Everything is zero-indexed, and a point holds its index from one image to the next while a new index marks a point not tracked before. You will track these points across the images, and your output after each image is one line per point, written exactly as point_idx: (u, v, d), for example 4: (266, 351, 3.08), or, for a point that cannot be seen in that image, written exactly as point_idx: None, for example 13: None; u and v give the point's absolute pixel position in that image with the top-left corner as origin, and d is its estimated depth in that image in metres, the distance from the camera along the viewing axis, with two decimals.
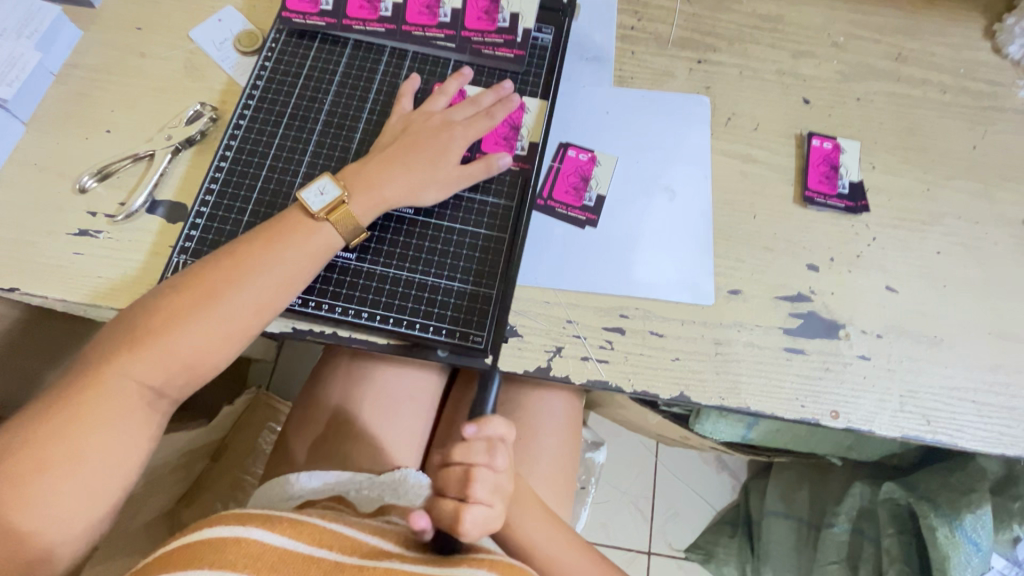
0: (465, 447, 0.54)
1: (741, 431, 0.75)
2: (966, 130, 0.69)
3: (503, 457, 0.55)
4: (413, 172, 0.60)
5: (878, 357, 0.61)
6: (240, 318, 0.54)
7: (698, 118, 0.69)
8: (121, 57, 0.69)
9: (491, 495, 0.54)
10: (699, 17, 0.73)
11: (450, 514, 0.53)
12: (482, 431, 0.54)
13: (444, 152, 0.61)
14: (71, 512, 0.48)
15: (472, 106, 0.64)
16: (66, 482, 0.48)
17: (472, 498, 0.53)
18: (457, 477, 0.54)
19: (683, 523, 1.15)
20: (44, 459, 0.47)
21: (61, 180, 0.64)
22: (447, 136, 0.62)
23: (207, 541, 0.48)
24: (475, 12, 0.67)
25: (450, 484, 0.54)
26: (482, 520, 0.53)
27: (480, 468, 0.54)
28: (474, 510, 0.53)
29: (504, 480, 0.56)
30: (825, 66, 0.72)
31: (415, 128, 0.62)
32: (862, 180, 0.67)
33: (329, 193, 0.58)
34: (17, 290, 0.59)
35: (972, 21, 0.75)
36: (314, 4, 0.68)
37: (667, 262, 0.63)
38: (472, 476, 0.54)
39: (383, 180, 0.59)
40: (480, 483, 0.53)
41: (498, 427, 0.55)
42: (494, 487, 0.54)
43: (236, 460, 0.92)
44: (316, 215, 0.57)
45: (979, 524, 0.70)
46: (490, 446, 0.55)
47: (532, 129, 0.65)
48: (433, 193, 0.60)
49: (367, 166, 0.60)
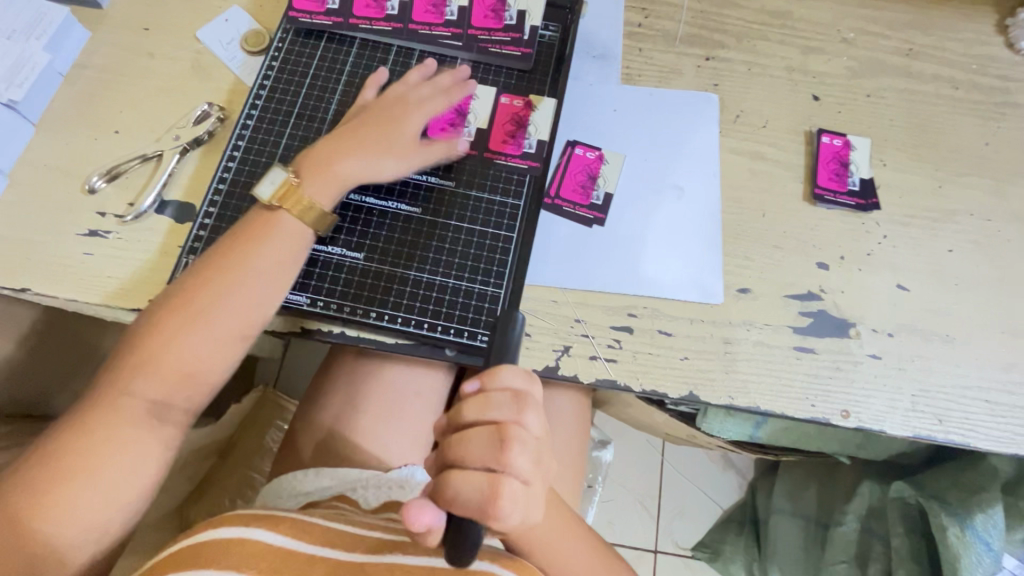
0: (483, 404, 0.44)
1: (750, 430, 0.74)
2: (978, 126, 0.69)
3: (537, 415, 0.45)
4: (366, 149, 0.60)
5: (888, 356, 0.60)
6: (231, 320, 0.54)
7: (707, 115, 0.68)
8: (129, 57, 0.70)
9: (530, 465, 0.44)
10: (707, 14, 0.73)
11: (479, 490, 0.42)
12: (492, 385, 0.44)
13: (399, 131, 0.61)
14: (91, 517, 0.48)
15: (428, 86, 0.64)
16: (85, 489, 0.48)
17: (508, 468, 0.43)
18: (484, 443, 0.43)
19: (690, 521, 1.15)
20: (65, 466, 0.48)
21: (71, 180, 0.64)
22: (402, 114, 0.62)
23: (212, 541, 0.49)
24: (482, 10, 0.67)
25: (473, 452, 0.43)
26: (520, 496, 0.43)
27: (514, 428, 0.43)
28: (511, 483, 0.43)
29: (541, 446, 0.45)
30: (834, 62, 0.71)
31: (371, 111, 0.62)
32: (872, 177, 0.66)
33: (281, 181, 0.58)
34: (29, 290, 0.59)
35: (984, 16, 0.74)
36: (321, 3, 0.68)
37: (675, 261, 0.63)
38: (507, 439, 0.43)
39: (335, 159, 0.59)
40: (517, 447, 0.43)
41: (521, 378, 0.45)
42: (534, 456, 0.44)
43: (244, 458, 0.91)
44: (268, 202, 0.57)
45: (990, 524, 0.69)
46: (516, 399, 0.44)
47: (541, 126, 0.65)
48: (387, 170, 0.60)
49: (321, 148, 0.60)
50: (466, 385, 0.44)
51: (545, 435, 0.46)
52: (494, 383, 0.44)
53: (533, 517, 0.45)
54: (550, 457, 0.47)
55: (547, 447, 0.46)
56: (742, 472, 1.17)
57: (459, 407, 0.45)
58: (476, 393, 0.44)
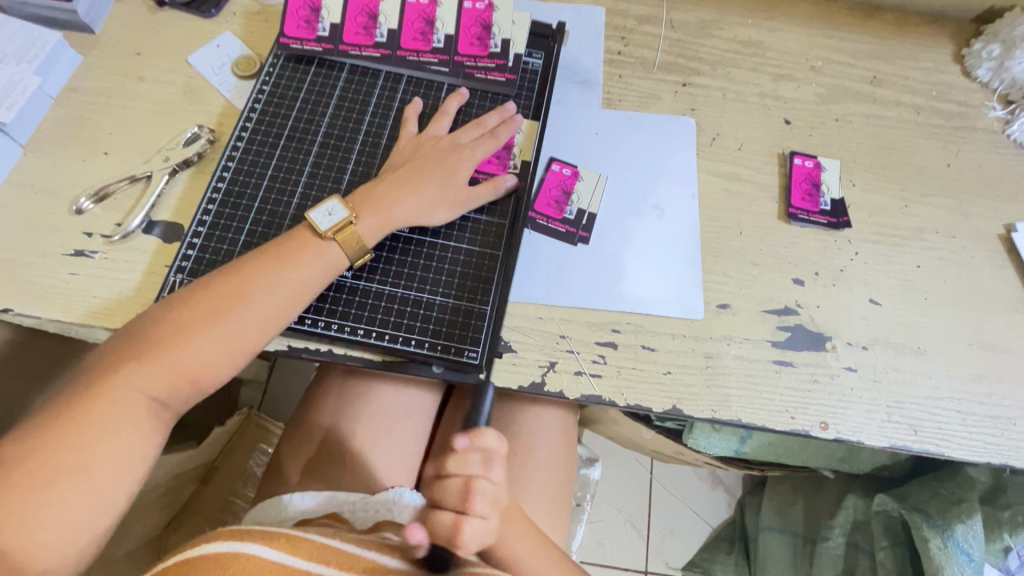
0: (461, 460, 0.54)
1: (735, 446, 0.76)
2: (941, 148, 0.72)
3: (501, 470, 0.55)
4: (421, 193, 0.61)
5: (864, 368, 0.62)
6: (250, 334, 0.55)
7: (685, 138, 0.71)
8: (120, 81, 0.71)
9: (489, 507, 0.54)
10: (683, 43, 0.76)
11: (447, 527, 0.52)
12: (476, 443, 0.55)
13: (452, 174, 0.63)
14: (71, 522, 0.48)
15: (478, 129, 0.65)
16: (71, 493, 0.48)
17: (471, 510, 0.53)
18: (456, 490, 0.54)
19: (679, 541, 1.15)
20: (53, 465, 0.48)
21: (59, 201, 0.64)
22: (455, 161, 0.63)
23: (205, 558, 0.47)
24: (468, 38, 0.69)
25: (449, 496, 0.54)
26: (477, 533, 0.53)
27: (480, 481, 0.54)
28: (473, 521, 0.53)
29: (500, 493, 0.55)
30: (804, 89, 0.74)
31: (425, 153, 0.63)
32: (843, 198, 0.69)
33: (338, 213, 0.59)
34: (11, 310, 0.59)
35: (942, 46, 0.78)
36: (311, 29, 0.69)
37: (656, 277, 0.64)
38: (473, 487, 0.53)
39: (392, 202, 0.60)
40: (480, 495, 0.53)
41: (495, 441, 0.55)
42: (493, 501, 0.54)
43: (227, 483, 0.90)
44: (326, 234, 0.58)
45: (970, 535, 0.71)
46: (486, 458, 0.54)
47: (586, 174, 0.68)
48: (441, 213, 0.62)
49: (378, 187, 0.61)
50: (455, 441, 0.54)
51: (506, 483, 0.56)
52: (475, 444, 0.55)
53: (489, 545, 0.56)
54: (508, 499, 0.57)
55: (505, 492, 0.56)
56: (730, 489, 1.18)
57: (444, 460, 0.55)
58: (461, 450, 0.55)
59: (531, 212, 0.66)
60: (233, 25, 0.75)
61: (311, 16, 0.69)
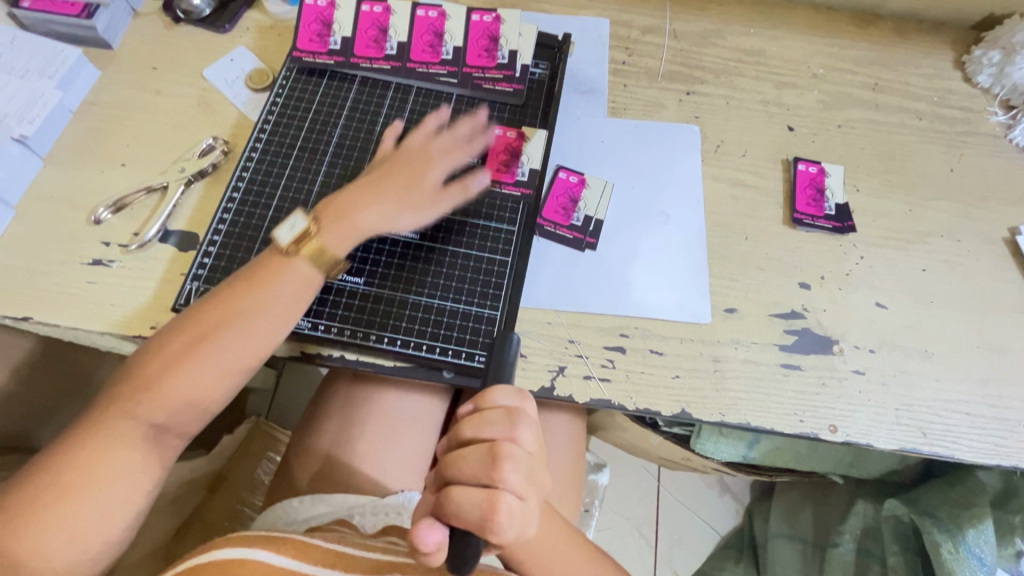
0: (479, 424, 0.47)
1: (742, 451, 0.76)
2: (943, 153, 0.73)
3: (530, 433, 0.47)
4: (385, 198, 0.62)
5: (871, 371, 0.63)
6: (243, 355, 0.55)
7: (689, 145, 0.72)
8: (137, 94, 0.73)
9: (524, 481, 0.46)
10: (687, 52, 0.78)
11: (477, 505, 0.44)
12: (488, 403, 0.48)
13: (418, 178, 0.64)
14: (89, 527, 0.49)
15: (449, 135, 0.67)
16: (91, 498, 0.49)
17: (503, 483, 0.45)
18: (477, 458, 0.45)
19: (688, 549, 1.14)
20: (74, 473, 0.49)
21: (78, 211, 0.66)
22: (422, 166, 0.65)
23: (213, 562, 0.48)
24: (476, 49, 0.71)
25: (470, 469, 0.45)
26: (516, 513, 0.45)
27: (508, 445, 0.46)
28: (508, 498, 0.45)
29: (533, 462, 0.47)
30: (807, 96, 0.76)
31: (393, 162, 0.65)
32: (847, 202, 0.70)
33: (298, 227, 0.59)
34: (30, 318, 0.60)
35: (943, 53, 0.79)
36: (323, 43, 0.71)
37: (663, 282, 0.65)
38: (499, 454, 0.45)
39: (356, 208, 0.61)
40: (511, 464, 0.45)
41: (513, 397, 0.48)
42: (527, 473, 0.46)
43: (234, 491, 0.89)
44: (286, 248, 0.58)
45: (981, 539, 0.71)
46: (509, 416, 0.47)
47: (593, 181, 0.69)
48: (407, 218, 0.62)
49: (343, 196, 0.62)
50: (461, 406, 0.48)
51: (538, 453, 0.48)
52: (487, 402, 0.48)
53: (528, 534, 0.47)
54: (543, 475, 0.48)
55: (539, 465, 0.48)
56: (737, 496, 1.18)
57: (456, 427, 0.48)
58: (473, 412, 0.48)
59: (539, 219, 0.67)
60: (247, 39, 0.77)
61: (323, 29, 0.71)
